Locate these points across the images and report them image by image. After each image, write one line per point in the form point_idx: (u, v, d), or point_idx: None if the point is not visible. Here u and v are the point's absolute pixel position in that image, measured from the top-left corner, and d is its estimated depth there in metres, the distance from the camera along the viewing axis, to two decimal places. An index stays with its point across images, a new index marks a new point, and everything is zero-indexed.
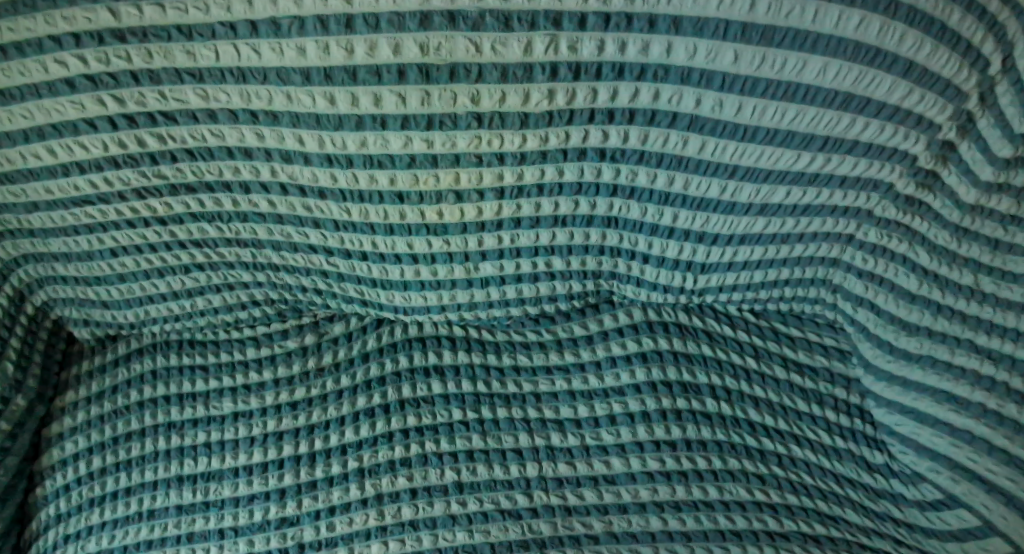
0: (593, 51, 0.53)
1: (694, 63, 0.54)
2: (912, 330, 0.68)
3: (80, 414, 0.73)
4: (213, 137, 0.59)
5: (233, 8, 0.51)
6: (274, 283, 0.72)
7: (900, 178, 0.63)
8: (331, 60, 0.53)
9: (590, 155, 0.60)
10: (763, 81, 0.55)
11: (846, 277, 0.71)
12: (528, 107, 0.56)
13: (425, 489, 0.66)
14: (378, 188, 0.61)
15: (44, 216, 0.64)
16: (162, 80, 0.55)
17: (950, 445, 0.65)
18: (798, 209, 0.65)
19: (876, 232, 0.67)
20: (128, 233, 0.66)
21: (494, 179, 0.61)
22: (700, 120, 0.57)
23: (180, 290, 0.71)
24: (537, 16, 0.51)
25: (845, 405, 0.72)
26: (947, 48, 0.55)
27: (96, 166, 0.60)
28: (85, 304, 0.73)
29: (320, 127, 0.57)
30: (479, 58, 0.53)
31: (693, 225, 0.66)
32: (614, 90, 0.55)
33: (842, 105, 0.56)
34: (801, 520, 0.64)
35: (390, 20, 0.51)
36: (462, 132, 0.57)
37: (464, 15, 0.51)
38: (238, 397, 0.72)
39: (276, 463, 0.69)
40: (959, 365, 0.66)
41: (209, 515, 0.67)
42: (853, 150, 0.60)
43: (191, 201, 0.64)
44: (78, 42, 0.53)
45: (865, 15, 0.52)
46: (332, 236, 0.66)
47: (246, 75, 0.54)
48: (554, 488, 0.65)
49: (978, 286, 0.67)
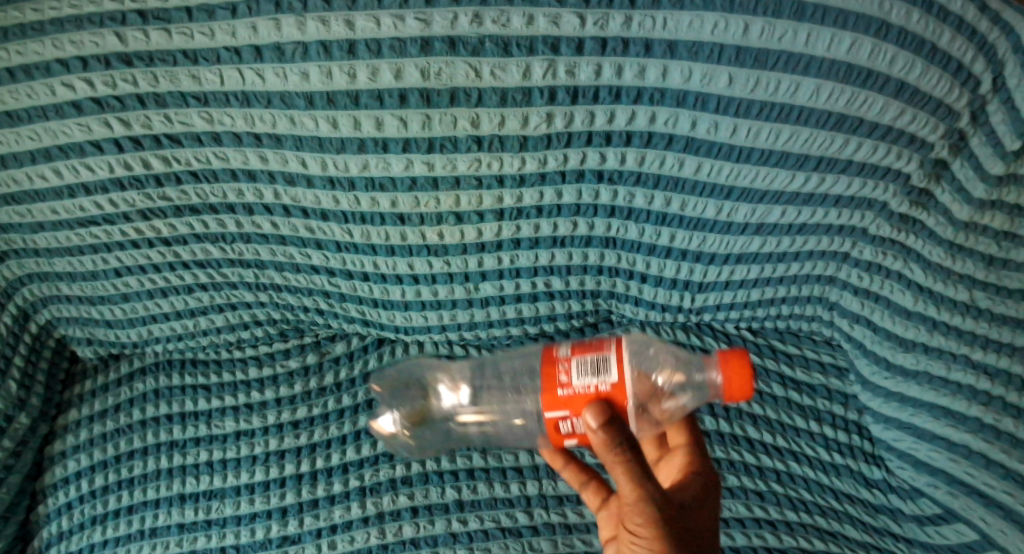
0: (590, 75, 0.54)
1: (689, 86, 0.55)
2: (908, 347, 0.70)
3: (82, 433, 0.73)
4: (217, 159, 0.60)
5: (238, 34, 0.53)
6: (276, 303, 0.73)
7: (893, 197, 0.65)
8: (333, 84, 0.54)
9: (588, 177, 0.62)
10: (758, 103, 0.57)
11: (842, 295, 0.72)
12: (527, 130, 0.57)
13: (426, 507, 0.66)
14: (379, 211, 0.63)
15: (49, 236, 0.65)
16: (168, 103, 0.56)
17: (947, 460, 0.66)
18: (793, 228, 0.67)
19: (871, 250, 0.69)
20: (132, 253, 0.67)
21: (493, 201, 0.62)
22: (696, 142, 0.59)
23: (183, 309, 0.72)
24: (535, 42, 0.53)
25: (842, 421, 0.73)
26: (937, 69, 0.57)
27: (101, 188, 0.61)
28: (89, 324, 0.74)
29: (323, 150, 0.58)
30: (478, 82, 0.54)
31: (690, 245, 0.67)
32: (611, 113, 0.57)
33: (836, 125, 0.58)
34: (800, 535, 0.65)
35: (392, 46, 0.53)
36: (462, 155, 0.59)
37: (464, 41, 0.53)
38: (240, 416, 0.72)
39: (276, 482, 0.69)
40: (955, 380, 0.67)
41: (211, 533, 0.67)
42: (847, 169, 0.62)
43: (195, 222, 0.65)
44: (86, 65, 0.54)
45: (856, 39, 0.54)
46: (334, 256, 0.67)
47: (250, 99, 0.55)
48: (554, 505, 0.66)
49: (972, 302, 0.68)
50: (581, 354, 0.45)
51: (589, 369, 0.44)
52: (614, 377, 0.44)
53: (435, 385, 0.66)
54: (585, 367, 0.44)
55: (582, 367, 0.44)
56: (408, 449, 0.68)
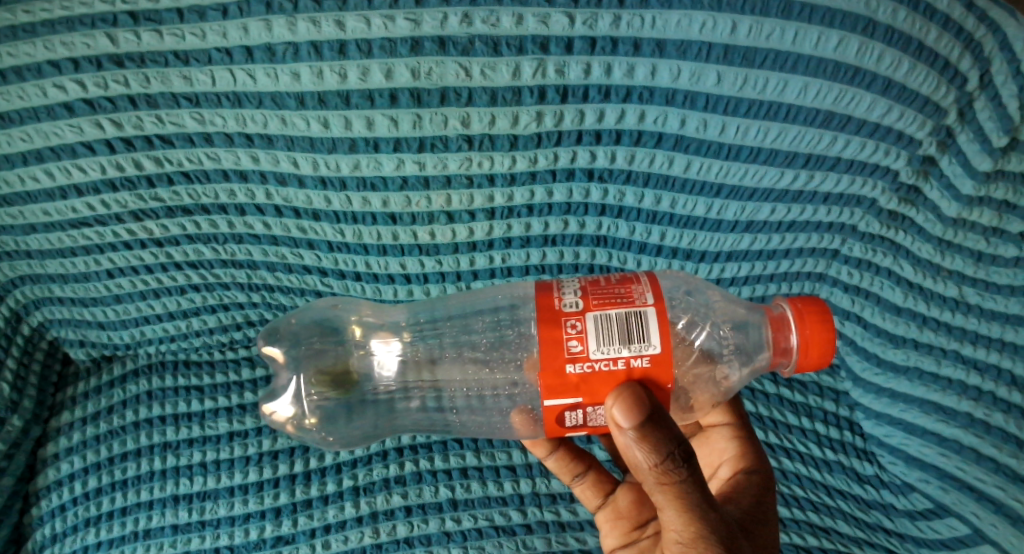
0: (580, 74, 0.55)
1: (678, 85, 0.56)
2: (898, 343, 0.71)
3: (75, 435, 0.73)
4: (209, 160, 0.60)
5: (229, 35, 0.53)
6: (268, 304, 0.73)
7: (882, 194, 0.65)
8: (325, 85, 0.54)
9: (579, 176, 0.62)
10: (746, 101, 0.57)
11: (833, 293, 0.73)
12: (517, 130, 0.57)
13: (419, 506, 0.66)
14: (371, 210, 0.63)
15: (42, 238, 0.65)
16: (159, 104, 0.56)
17: (938, 455, 0.68)
18: (783, 226, 0.67)
19: (861, 247, 0.70)
20: (124, 255, 0.67)
21: (485, 200, 0.63)
22: (686, 140, 0.59)
23: (175, 311, 0.72)
24: (525, 41, 0.53)
25: (834, 417, 0.73)
26: (925, 66, 0.57)
27: (93, 189, 0.61)
28: (82, 326, 0.74)
29: (314, 150, 0.58)
30: (469, 82, 0.55)
31: (681, 243, 0.68)
32: (601, 112, 0.57)
33: (824, 123, 0.59)
34: (794, 532, 0.65)
35: (382, 46, 0.53)
36: (453, 154, 0.59)
37: (454, 41, 0.53)
38: (233, 417, 0.72)
39: (270, 482, 0.69)
40: (946, 375, 0.69)
41: (204, 534, 0.67)
42: (836, 167, 0.62)
43: (187, 223, 0.65)
44: (78, 67, 0.54)
45: (843, 37, 0.55)
46: (326, 256, 0.67)
47: (241, 99, 0.56)
48: (548, 504, 0.66)
49: (962, 298, 0.69)
50: (596, 317, 0.42)
51: (616, 339, 0.42)
52: (646, 347, 0.42)
53: (364, 337, 0.58)
54: (604, 331, 0.42)
55: (601, 333, 0.42)
56: (318, 441, 0.62)
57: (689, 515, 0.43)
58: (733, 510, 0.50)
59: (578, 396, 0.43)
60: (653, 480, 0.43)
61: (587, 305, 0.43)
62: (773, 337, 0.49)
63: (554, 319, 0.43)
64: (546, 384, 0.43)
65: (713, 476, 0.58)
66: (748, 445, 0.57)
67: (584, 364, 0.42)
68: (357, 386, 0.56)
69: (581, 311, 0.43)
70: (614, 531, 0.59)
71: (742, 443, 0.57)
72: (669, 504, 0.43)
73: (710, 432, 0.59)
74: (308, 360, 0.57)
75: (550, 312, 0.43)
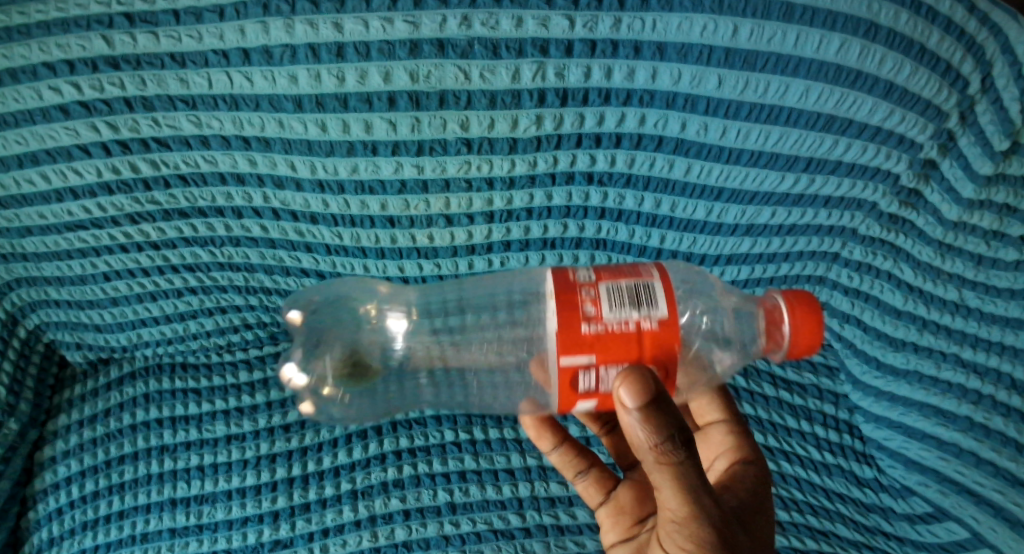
0: (580, 77, 0.54)
1: (679, 88, 0.56)
2: (898, 346, 0.71)
3: (72, 438, 0.73)
4: (205, 163, 0.59)
5: (226, 37, 0.52)
6: (266, 306, 0.73)
7: (883, 197, 0.65)
8: (322, 88, 0.54)
9: (578, 179, 0.62)
10: (747, 105, 0.57)
11: (832, 295, 0.74)
12: (516, 133, 0.57)
13: (418, 510, 0.66)
14: (369, 214, 0.63)
15: (38, 241, 0.65)
16: (156, 107, 0.56)
17: (937, 458, 0.67)
18: (783, 229, 0.67)
19: (861, 250, 0.70)
20: (121, 257, 0.66)
21: (484, 204, 0.62)
22: (686, 144, 0.59)
23: (172, 313, 0.72)
24: (525, 44, 0.53)
25: (833, 419, 0.73)
26: (926, 69, 0.57)
27: (89, 192, 0.61)
28: (78, 329, 0.73)
29: (312, 153, 0.58)
30: (468, 85, 0.54)
31: (681, 246, 0.67)
32: (601, 115, 0.57)
33: (825, 126, 0.58)
34: (793, 535, 0.64)
35: (381, 49, 0.53)
36: (452, 158, 0.59)
37: (452, 44, 0.53)
38: (231, 420, 0.72)
39: (268, 486, 0.68)
40: (945, 379, 0.69)
41: (202, 538, 0.67)
42: (836, 170, 0.62)
43: (184, 225, 0.64)
44: (73, 69, 0.54)
45: (845, 40, 0.54)
46: (325, 259, 0.67)
47: (238, 102, 0.55)
48: (547, 507, 0.66)
49: (962, 301, 0.69)
50: (610, 282, 0.42)
51: (628, 300, 0.42)
52: (660, 309, 0.41)
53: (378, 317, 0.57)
54: (617, 295, 0.42)
55: (614, 298, 0.41)
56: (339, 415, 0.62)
57: (684, 497, 0.41)
58: (730, 498, 0.49)
59: (592, 356, 0.41)
60: (651, 461, 0.41)
61: (599, 276, 0.43)
62: (765, 326, 0.48)
63: (569, 286, 0.42)
64: (560, 343, 0.41)
65: (709, 470, 0.57)
66: (743, 439, 0.56)
67: (599, 324, 0.41)
68: (376, 377, 0.55)
69: (594, 281, 0.43)
70: (614, 528, 0.58)
71: (737, 437, 0.56)
72: (666, 485, 0.41)
73: (705, 424, 0.58)
74: (325, 339, 0.55)
75: (564, 281, 0.43)
